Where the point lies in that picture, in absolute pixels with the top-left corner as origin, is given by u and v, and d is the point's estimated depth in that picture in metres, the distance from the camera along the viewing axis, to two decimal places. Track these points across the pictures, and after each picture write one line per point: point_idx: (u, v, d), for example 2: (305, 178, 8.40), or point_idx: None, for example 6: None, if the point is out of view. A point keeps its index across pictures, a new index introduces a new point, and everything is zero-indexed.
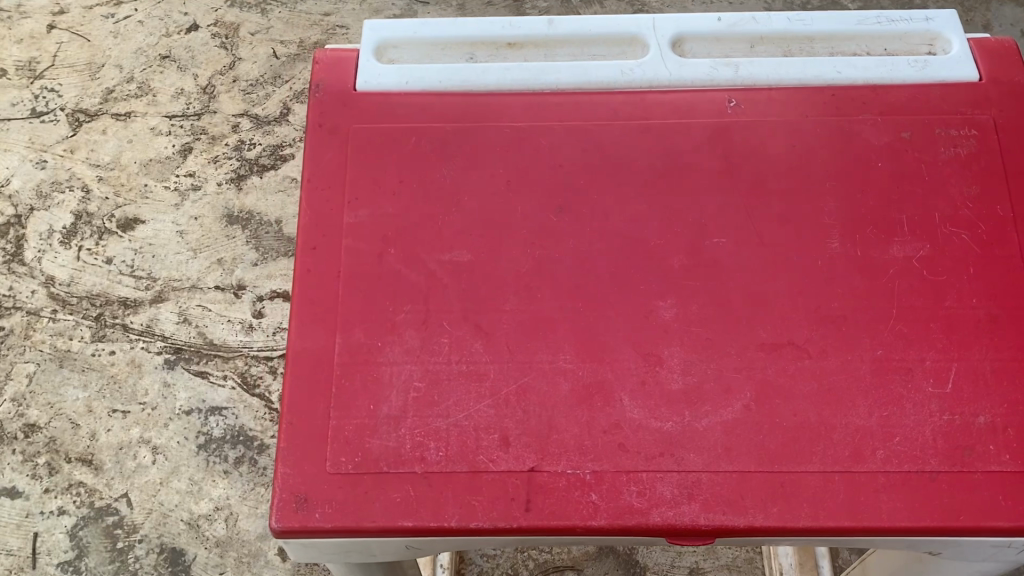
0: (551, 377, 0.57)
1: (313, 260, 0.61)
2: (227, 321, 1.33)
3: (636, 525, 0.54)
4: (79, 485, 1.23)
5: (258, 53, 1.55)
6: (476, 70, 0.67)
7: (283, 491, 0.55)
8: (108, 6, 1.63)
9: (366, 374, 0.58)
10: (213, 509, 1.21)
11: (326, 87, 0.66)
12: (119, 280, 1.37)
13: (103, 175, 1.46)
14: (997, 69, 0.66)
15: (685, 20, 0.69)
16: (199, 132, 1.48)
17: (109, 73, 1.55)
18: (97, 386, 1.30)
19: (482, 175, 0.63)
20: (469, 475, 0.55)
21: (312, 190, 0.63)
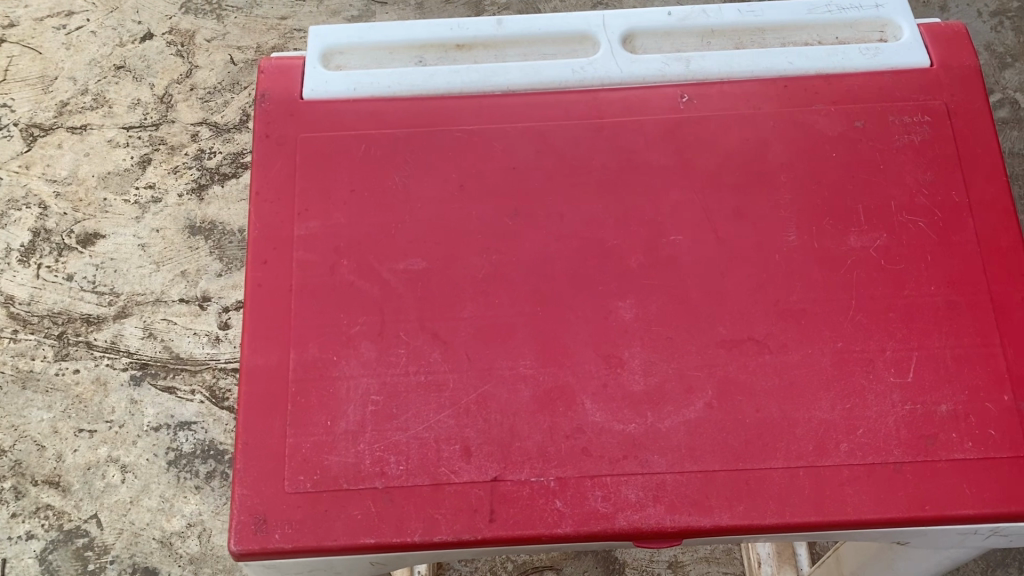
0: (511, 384, 0.57)
1: (263, 275, 0.60)
2: (192, 334, 1.28)
3: (602, 531, 0.54)
4: (47, 508, 1.20)
5: (215, 60, 1.46)
6: (425, 73, 0.66)
7: (241, 513, 0.54)
8: (60, 16, 1.52)
9: (322, 389, 0.57)
10: (185, 525, 1.19)
11: (272, 97, 0.64)
12: (81, 296, 1.32)
13: (60, 191, 1.38)
14: (949, 54, 0.66)
15: (635, 16, 0.68)
16: (157, 143, 1.40)
17: (63, 86, 1.45)
18: (61, 407, 1.26)
19: (435, 180, 0.62)
20: (431, 488, 0.54)
21: (261, 203, 0.61)
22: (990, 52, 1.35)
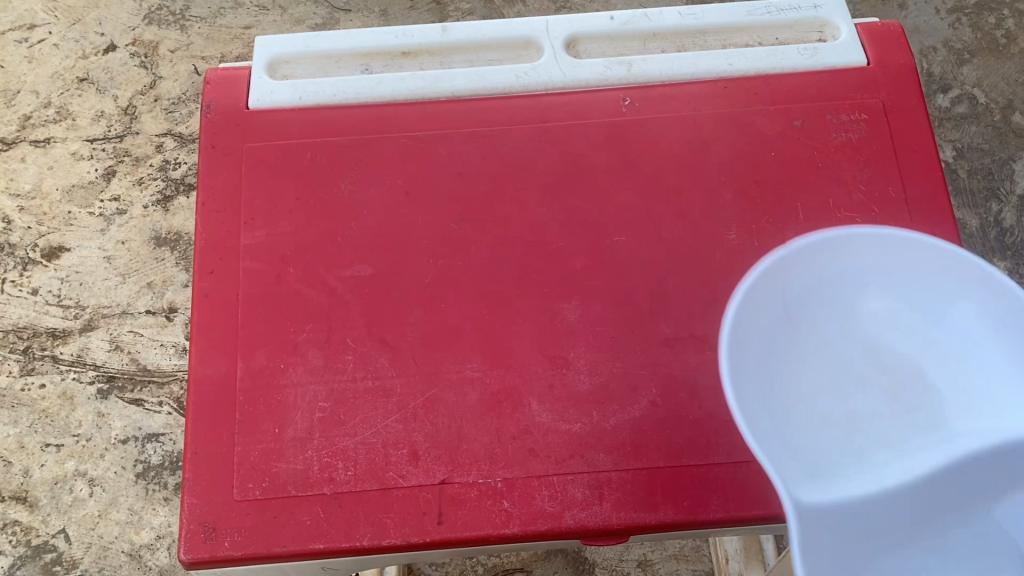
0: (458, 388, 0.57)
1: (211, 285, 0.60)
2: (160, 345, 1.14)
3: (549, 530, 0.54)
4: (14, 523, 1.08)
5: (179, 70, 1.27)
6: (371, 81, 0.66)
7: (191, 522, 0.54)
8: (23, 28, 1.30)
9: (270, 397, 0.57)
10: (155, 537, 1.07)
11: (218, 108, 0.65)
12: (46, 310, 1.16)
13: (24, 205, 1.21)
14: (884, 53, 0.67)
15: (578, 21, 0.69)
16: (121, 154, 1.23)
17: (25, 99, 1.26)
18: (27, 423, 1.11)
19: (381, 188, 0.62)
20: (379, 492, 0.55)
21: (208, 213, 0.62)
22: (947, 49, 1.25)
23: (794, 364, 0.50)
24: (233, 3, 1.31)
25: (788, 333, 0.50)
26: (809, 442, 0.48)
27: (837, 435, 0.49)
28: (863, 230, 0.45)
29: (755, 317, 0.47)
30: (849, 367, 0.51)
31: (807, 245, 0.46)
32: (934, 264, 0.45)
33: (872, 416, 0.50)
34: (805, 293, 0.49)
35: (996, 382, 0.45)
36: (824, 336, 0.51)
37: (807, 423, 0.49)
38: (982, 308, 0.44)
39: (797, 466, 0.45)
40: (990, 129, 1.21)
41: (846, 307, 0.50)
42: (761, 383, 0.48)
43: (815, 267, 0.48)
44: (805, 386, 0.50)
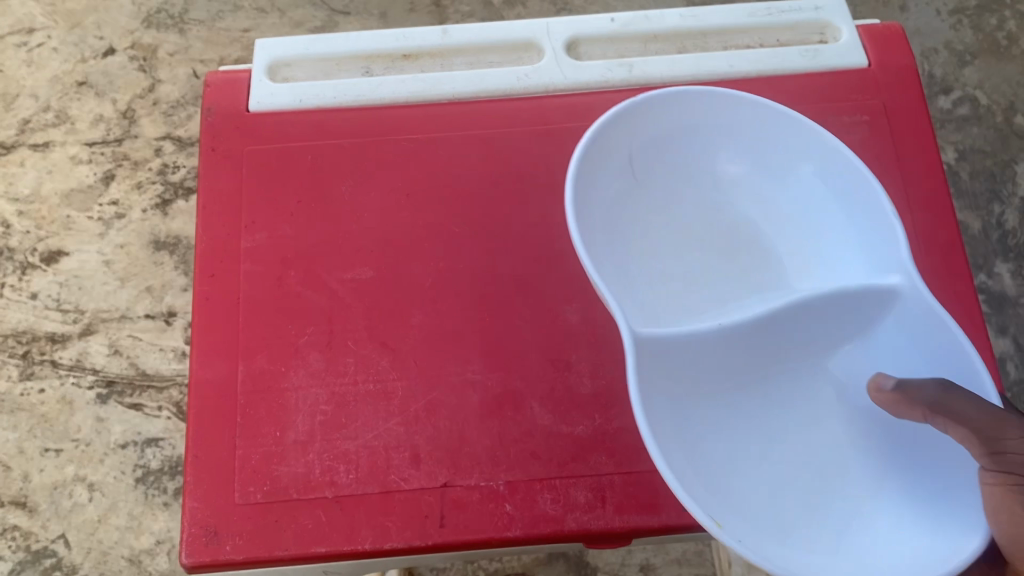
0: (460, 390, 0.57)
1: (211, 288, 0.60)
2: (159, 350, 1.14)
3: (552, 532, 0.54)
4: (13, 529, 1.07)
5: (178, 74, 1.27)
6: (371, 84, 0.66)
7: (192, 526, 0.54)
8: (22, 31, 1.29)
9: (271, 401, 0.57)
10: (154, 543, 1.07)
11: (218, 111, 0.65)
12: (45, 315, 1.16)
13: (23, 209, 1.20)
14: (886, 54, 0.67)
15: (578, 23, 0.69)
16: (120, 158, 1.23)
17: (25, 103, 1.26)
18: (27, 427, 1.11)
19: (382, 190, 0.62)
20: (380, 496, 0.55)
21: (208, 216, 0.62)
22: (948, 51, 1.25)
23: (642, 225, 0.59)
24: (232, 6, 1.30)
25: (636, 197, 0.59)
26: (655, 291, 0.57)
27: (682, 287, 0.58)
28: (719, 94, 0.55)
29: (608, 180, 0.57)
30: (692, 232, 0.60)
31: (664, 111, 0.56)
32: (782, 134, 0.56)
33: (714, 274, 0.59)
34: (653, 157, 0.59)
35: (833, 241, 0.56)
36: (671, 204, 0.60)
37: (654, 277, 0.58)
38: (824, 171, 0.55)
39: (641, 311, 0.55)
40: (992, 130, 1.21)
41: (687, 179, 0.60)
42: (613, 245, 0.57)
43: (669, 130, 0.58)
44: (653, 246, 0.59)
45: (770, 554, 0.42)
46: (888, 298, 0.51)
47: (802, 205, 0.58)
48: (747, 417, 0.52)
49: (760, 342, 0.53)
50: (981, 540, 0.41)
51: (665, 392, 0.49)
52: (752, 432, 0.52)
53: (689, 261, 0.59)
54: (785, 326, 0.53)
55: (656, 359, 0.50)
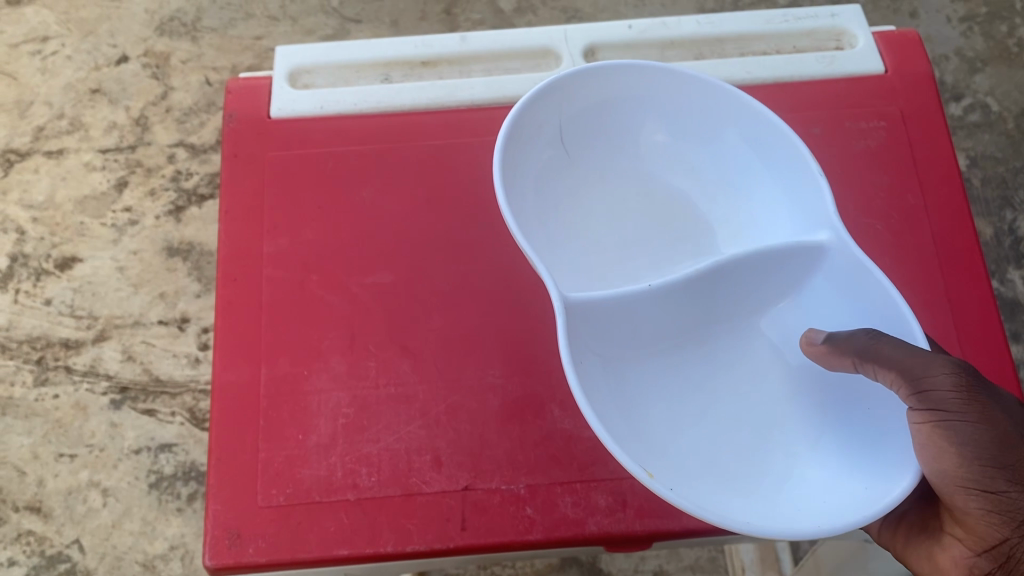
0: (480, 394, 0.57)
1: (234, 292, 0.60)
2: (172, 356, 1.14)
3: (573, 536, 0.54)
4: (28, 534, 1.07)
5: (191, 81, 1.26)
6: (391, 90, 0.66)
7: (216, 528, 0.55)
8: (36, 39, 1.29)
9: (294, 405, 0.57)
10: (168, 548, 1.07)
11: (240, 117, 0.65)
12: (59, 321, 1.15)
13: (37, 216, 1.20)
14: (903, 60, 0.67)
15: (596, 30, 0.70)
16: (133, 165, 1.22)
17: (39, 110, 1.25)
18: (42, 432, 1.11)
19: (401, 196, 0.63)
20: (402, 498, 0.55)
21: (231, 221, 0.62)
22: (959, 58, 1.25)
23: (570, 197, 0.59)
24: (244, 13, 1.30)
25: (564, 170, 0.58)
26: (586, 264, 0.57)
27: (617, 259, 0.57)
28: (641, 66, 0.55)
29: (535, 156, 0.56)
30: (623, 204, 0.59)
31: (586, 84, 0.55)
32: (706, 101, 0.56)
33: (651, 243, 0.58)
34: (583, 131, 0.58)
35: (764, 202, 0.57)
36: (600, 175, 0.60)
37: (589, 249, 0.58)
38: (751, 134, 0.55)
39: (570, 284, 0.55)
40: (1003, 137, 1.21)
41: (614, 151, 0.60)
42: (543, 219, 0.56)
43: (596, 106, 0.57)
44: (583, 219, 0.59)
45: (701, 499, 0.43)
46: (817, 253, 0.52)
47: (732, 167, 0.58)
48: (680, 377, 0.53)
49: (692, 305, 0.53)
50: (912, 477, 0.42)
51: (594, 363, 0.50)
52: (687, 389, 0.53)
53: (623, 232, 0.59)
54: (717, 291, 0.53)
55: (583, 329, 0.50)
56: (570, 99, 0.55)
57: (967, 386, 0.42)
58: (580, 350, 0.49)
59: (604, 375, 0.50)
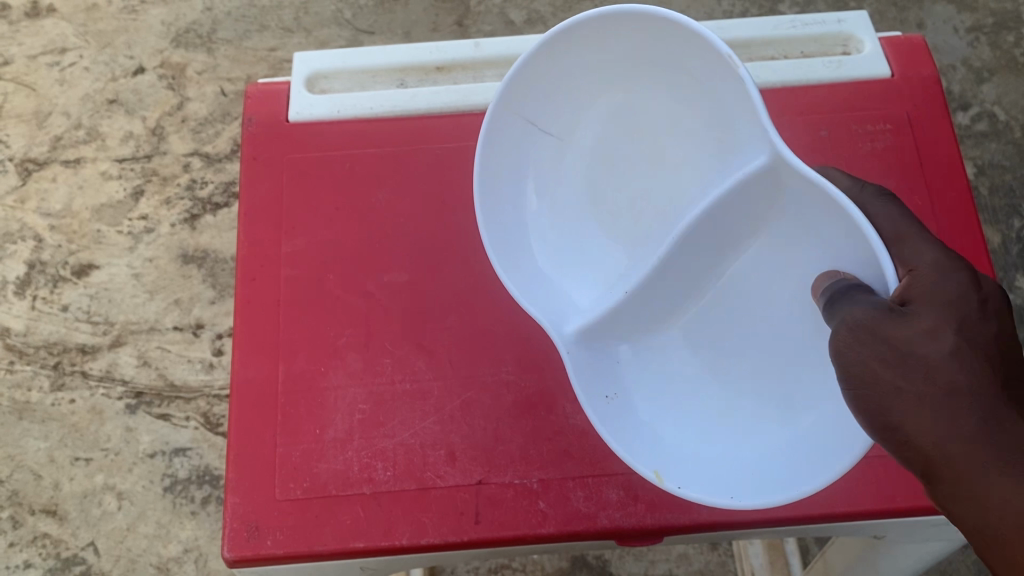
0: (494, 390, 0.58)
1: (253, 291, 0.62)
2: (187, 361, 1.14)
3: (585, 530, 0.55)
4: (45, 536, 1.09)
5: (206, 91, 1.27)
6: (406, 95, 0.68)
7: (234, 521, 0.56)
8: (54, 51, 1.31)
9: (311, 400, 0.58)
10: (182, 550, 1.07)
11: (258, 121, 0.67)
12: (76, 327, 1.16)
13: (55, 224, 1.21)
14: (910, 65, 0.68)
15: None
16: (149, 174, 1.23)
17: (57, 120, 1.27)
18: (59, 437, 1.12)
19: (416, 196, 0.64)
20: (417, 492, 0.56)
21: (250, 222, 0.64)
22: (967, 68, 1.26)
23: (558, 160, 0.56)
24: (258, 26, 1.31)
25: (537, 148, 0.55)
26: (600, 239, 0.55)
27: (623, 221, 0.54)
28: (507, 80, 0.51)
29: (501, 173, 0.54)
30: (608, 150, 0.54)
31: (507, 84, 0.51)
32: (587, 36, 0.49)
33: (649, 186, 0.53)
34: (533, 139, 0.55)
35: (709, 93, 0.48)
36: (570, 134, 0.55)
37: (597, 218, 0.55)
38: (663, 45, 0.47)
39: (583, 280, 0.55)
40: (1011, 146, 1.22)
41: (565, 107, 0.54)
42: (537, 212, 0.56)
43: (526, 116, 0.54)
44: (581, 186, 0.55)
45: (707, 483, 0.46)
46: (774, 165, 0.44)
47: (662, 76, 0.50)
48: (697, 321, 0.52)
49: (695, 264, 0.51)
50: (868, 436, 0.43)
51: (619, 374, 0.52)
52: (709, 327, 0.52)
53: (621, 180, 0.54)
54: (699, 238, 0.50)
55: (597, 342, 0.52)
56: (503, 143, 0.54)
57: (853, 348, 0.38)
58: (595, 373, 0.51)
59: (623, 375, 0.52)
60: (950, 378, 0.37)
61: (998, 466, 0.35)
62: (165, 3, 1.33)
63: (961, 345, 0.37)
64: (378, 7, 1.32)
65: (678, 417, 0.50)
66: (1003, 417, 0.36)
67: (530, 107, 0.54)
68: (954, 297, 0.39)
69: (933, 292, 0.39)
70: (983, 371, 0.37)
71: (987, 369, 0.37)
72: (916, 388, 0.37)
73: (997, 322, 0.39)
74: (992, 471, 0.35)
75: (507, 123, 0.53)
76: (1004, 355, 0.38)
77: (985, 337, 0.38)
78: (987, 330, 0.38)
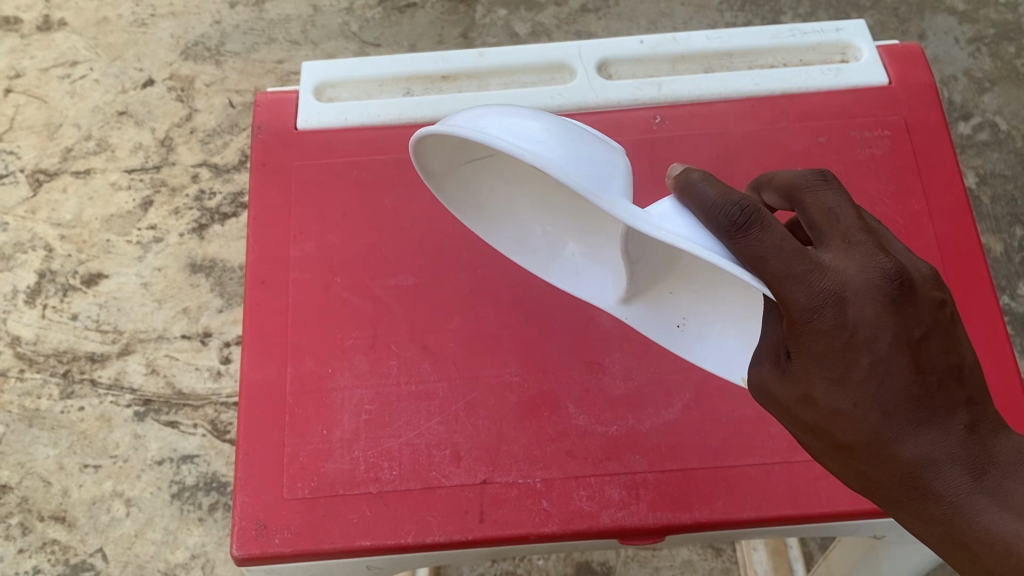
0: (499, 390, 0.59)
1: (262, 294, 0.63)
2: (195, 369, 1.14)
3: (589, 529, 0.56)
4: (53, 543, 1.08)
5: (214, 103, 1.29)
6: (412, 104, 0.69)
7: (243, 519, 0.56)
8: (65, 64, 1.33)
9: (319, 401, 0.60)
10: (190, 557, 1.07)
11: (268, 129, 0.68)
12: (85, 335, 1.17)
13: (65, 233, 1.22)
14: (906, 72, 0.70)
15: (608, 45, 0.73)
16: (158, 185, 1.25)
17: (68, 132, 1.29)
18: (67, 443, 1.12)
19: (421, 202, 0.65)
20: (422, 492, 0.57)
21: (260, 227, 0.65)
22: (967, 78, 1.27)
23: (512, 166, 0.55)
24: (266, 38, 1.33)
25: (490, 164, 0.55)
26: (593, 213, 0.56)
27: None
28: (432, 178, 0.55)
29: (473, 205, 0.58)
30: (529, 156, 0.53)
31: (421, 161, 0.52)
32: (442, 143, 0.50)
33: None
34: (491, 168, 0.56)
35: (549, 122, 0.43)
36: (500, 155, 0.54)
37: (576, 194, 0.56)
38: (511, 117, 0.43)
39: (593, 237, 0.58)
40: (1013, 155, 1.23)
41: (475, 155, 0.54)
42: (528, 214, 0.59)
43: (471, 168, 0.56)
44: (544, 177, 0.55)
45: None
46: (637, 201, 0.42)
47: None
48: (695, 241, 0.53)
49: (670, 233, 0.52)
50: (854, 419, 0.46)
51: (665, 308, 0.58)
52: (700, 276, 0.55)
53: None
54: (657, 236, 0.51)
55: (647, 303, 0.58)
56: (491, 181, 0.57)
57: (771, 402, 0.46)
58: (651, 324, 0.58)
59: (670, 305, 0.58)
60: (840, 438, 0.44)
61: (894, 500, 0.44)
62: (174, 17, 1.35)
63: (840, 404, 0.43)
64: (384, 20, 1.34)
65: (725, 323, 0.56)
66: (893, 459, 0.43)
67: (458, 157, 0.54)
68: (821, 353, 0.42)
69: (804, 346, 0.42)
70: (862, 425, 0.42)
71: (866, 423, 0.42)
72: (821, 446, 0.45)
73: (870, 352, 0.41)
74: (895, 504, 0.44)
75: (454, 171, 0.56)
76: (881, 391, 0.42)
77: (856, 384, 0.42)
78: (859, 370, 0.42)
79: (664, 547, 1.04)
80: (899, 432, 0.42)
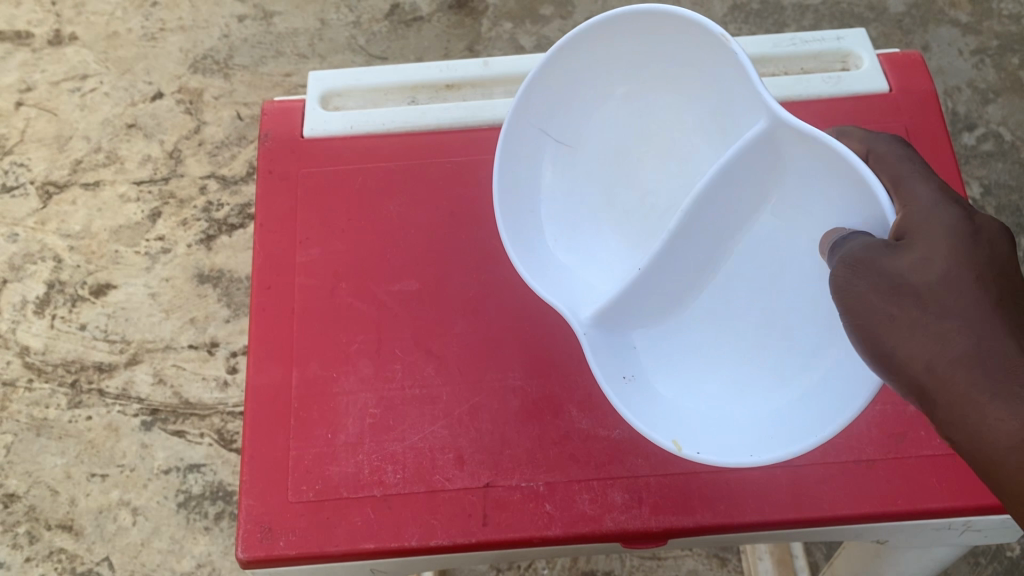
0: (502, 395, 0.60)
1: (267, 298, 0.64)
2: (202, 379, 1.15)
3: (590, 532, 0.56)
4: (61, 551, 1.09)
5: (223, 115, 1.30)
6: (417, 112, 0.70)
7: (248, 522, 0.57)
8: (76, 77, 1.34)
9: (324, 405, 0.60)
10: (195, 566, 1.07)
11: (274, 136, 0.69)
12: (93, 345, 1.17)
13: (74, 244, 1.24)
14: (906, 79, 0.70)
15: None
16: (167, 196, 1.26)
17: (78, 144, 1.30)
18: (75, 453, 1.13)
19: (425, 207, 0.66)
20: (426, 495, 0.57)
21: (266, 234, 0.66)
22: (972, 89, 1.27)
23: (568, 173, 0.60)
24: (274, 51, 1.34)
25: (548, 158, 0.60)
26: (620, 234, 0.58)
27: (637, 218, 0.57)
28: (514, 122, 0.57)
29: (514, 174, 0.58)
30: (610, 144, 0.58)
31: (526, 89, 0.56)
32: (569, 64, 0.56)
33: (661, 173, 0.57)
34: (549, 161, 0.60)
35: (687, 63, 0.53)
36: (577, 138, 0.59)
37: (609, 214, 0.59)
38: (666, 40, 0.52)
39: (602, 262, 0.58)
40: (1017, 166, 1.23)
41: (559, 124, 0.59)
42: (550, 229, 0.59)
43: (534, 148, 0.59)
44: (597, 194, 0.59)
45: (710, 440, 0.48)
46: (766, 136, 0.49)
47: (678, 84, 0.55)
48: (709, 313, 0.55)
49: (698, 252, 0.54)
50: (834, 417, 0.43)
51: (630, 361, 0.54)
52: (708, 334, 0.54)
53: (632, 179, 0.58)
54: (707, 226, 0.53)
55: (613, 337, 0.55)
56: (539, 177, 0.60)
57: (859, 274, 0.40)
58: (605, 356, 0.53)
59: (646, 361, 0.55)
60: (946, 307, 0.39)
61: (997, 381, 0.36)
62: (183, 30, 1.37)
63: (956, 272, 0.40)
64: (391, 33, 1.35)
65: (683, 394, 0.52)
66: (1000, 339, 0.37)
67: (542, 120, 0.58)
68: (953, 229, 0.41)
69: (924, 221, 0.42)
70: (976, 296, 0.39)
71: (981, 296, 0.39)
72: (913, 318, 0.39)
73: (991, 249, 0.41)
74: (988, 394, 0.36)
75: (525, 137, 0.58)
76: (1000, 282, 0.40)
77: (977, 264, 0.40)
78: (980, 253, 0.40)
79: (669, 557, 1.04)
80: (1014, 320, 0.38)
